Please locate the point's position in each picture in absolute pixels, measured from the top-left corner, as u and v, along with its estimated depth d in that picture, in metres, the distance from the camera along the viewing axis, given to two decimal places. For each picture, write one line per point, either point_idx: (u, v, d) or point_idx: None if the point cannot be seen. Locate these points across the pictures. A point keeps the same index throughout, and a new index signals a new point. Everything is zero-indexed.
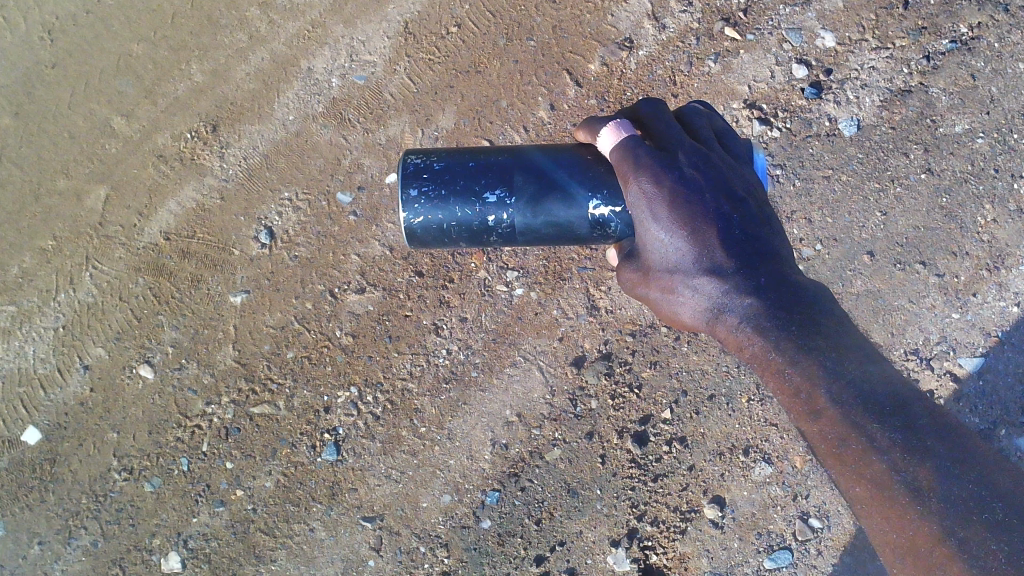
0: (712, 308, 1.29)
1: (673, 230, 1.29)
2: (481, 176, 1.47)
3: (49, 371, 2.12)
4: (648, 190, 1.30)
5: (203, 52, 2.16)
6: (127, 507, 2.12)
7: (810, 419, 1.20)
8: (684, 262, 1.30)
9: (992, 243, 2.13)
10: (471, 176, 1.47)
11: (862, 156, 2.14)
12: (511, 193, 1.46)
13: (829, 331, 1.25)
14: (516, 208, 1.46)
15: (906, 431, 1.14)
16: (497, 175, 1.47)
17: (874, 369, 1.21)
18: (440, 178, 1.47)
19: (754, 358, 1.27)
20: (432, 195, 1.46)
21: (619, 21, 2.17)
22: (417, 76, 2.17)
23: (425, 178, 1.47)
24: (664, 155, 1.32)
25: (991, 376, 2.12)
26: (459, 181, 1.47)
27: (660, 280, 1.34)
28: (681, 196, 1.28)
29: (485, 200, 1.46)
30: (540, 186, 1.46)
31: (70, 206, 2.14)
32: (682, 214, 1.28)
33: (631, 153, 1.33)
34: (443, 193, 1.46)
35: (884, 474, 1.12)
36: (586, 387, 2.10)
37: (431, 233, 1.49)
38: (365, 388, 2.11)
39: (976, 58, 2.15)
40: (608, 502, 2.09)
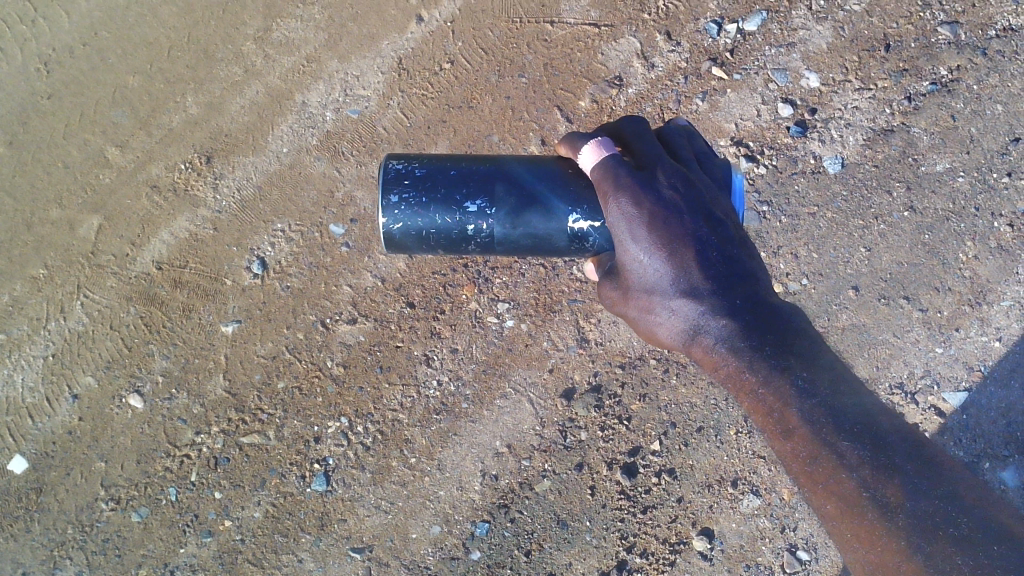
0: (688, 327, 1.33)
1: (651, 250, 1.33)
2: (462, 185, 1.50)
3: (36, 400, 2.12)
4: (627, 211, 1.34)
5: (199, 85, 2.19)
6: (114, 537, 2.10)
7: (783, 437, 1.22)
8: (661, 281, 1.33)
9: (974, 279, 2.17)
10: (452, 185, 1.50)
11: (846, 193, 2.18)
12: (492, 203, 1.48)
13: (803, 352, 1.28)
14: (494, 218, 1.48)
15: (875, 448, 1.16)
16: (478, 185, 1.49)
17: (845, 388, 1.24)
18: (421, 184, 1.49)
19: (728, 377, 1.30)
20: (413, 202, 1.48)
21: (609, 60, 2.22)
22: (410, 111, 2.20)
23: (406, 184, 1.50)
24: (644, 177, 1.36)
25: (974, 410, 2.16)
26: (440, 189, 1.49)
27: (639, 300, 1.37)
28: (659, 216, 1.32)
29: (465, 209, 1.48)
30: (520, 197, 1.48)
31: (63, 235, 2.15)
32: (661, 234, 1.32)
33: (611, 172, 1.37)
34: (424, 200, 1.48)
35: (854, 491, 1.13)
36: (575, 418, 2.11)
37: (410, 238, 1.52)
38: (355, 418, 2.12)
39: (956, 100, 2.21)
40: (597, 534, 2.10)
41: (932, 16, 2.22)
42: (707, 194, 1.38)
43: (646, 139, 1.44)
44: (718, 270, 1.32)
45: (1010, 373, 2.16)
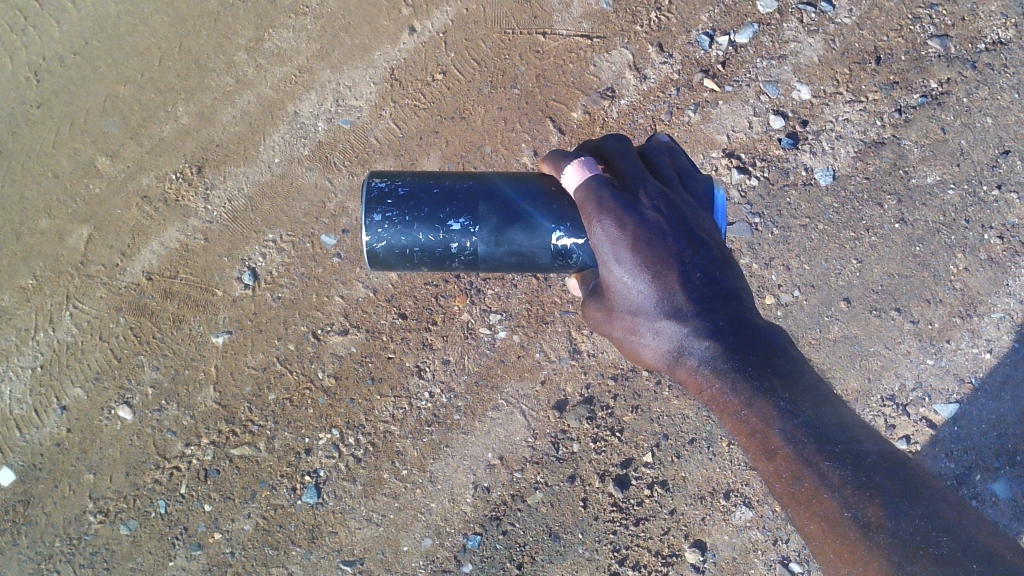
0: (673, 350, 1.33)
1: (635, 273, 1.32)
2: (446, 203, 1.49)
3: (24, 411, 2.10)
4: (612, 234, 1.33)
5: (190, 94, 2.18)
6: (102, 550, 2.08)
7: (766, 458, 1.23)
8: (646, 304, 1.32)
9: (964, 291, 2.18)
10: (435, 203, 1.49)
11: (838, 205, 2.19)
12: (475, 221, 1.48)
13: (786, 372, 1.29)
14: (477, 236, 1.48)
15: (855, 469, 1.19)
16: (461, 204, 1.49)
17: (824, 407, 1.26)
18: (405, 203, 1.49)
19: (713, 400, 1.31)
20: (396, 221, 1.48)
21: (601, 71, 2.22)
22: (403, 121, 2.20)
23: (389, 203, 1.49)
24: (627, 198, 1.34)
25: (965, 422, 2.16)
26: (424, 208, 1.49)
27: (624, 321, 1.36)
28: (643, 239, 1.31)
29: (449, 227, 1.48)
30: (504, 215, 1.48)
31: (52, 245, 2.13)
32: (645, 257, 1.31)
33: (594, 194, 1.35)
34: (407, 219, 1.48)
35: (836, 512, 1.16)
36: (568, 430, 2.11)
37: (393, 257, 1.51)
38: (347, 430, 2.11)
39: (946, 112, 2.22)
40: (589, 546, 2.09)
41: (922, 30, 2.24)
42: (690, 213, 1.37)
43: (628, 158, 1.43)
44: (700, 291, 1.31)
45: (1001, 385, 2.17)
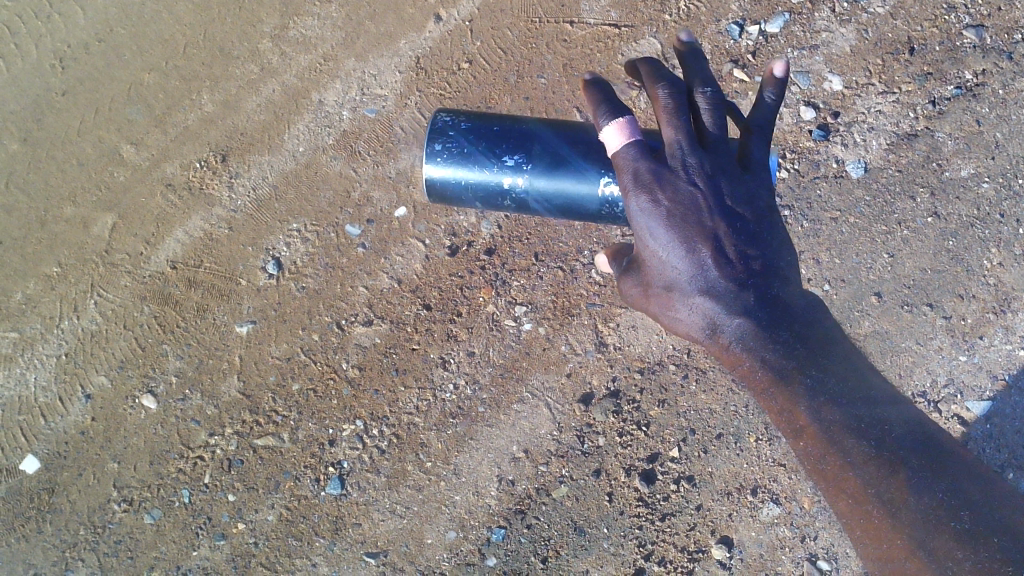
0: (707, 325, 1.40)
1: (670, 247, 1.38)
2: (504, 141, 1.59)
3: (49, 399, 2.10)
4: (647, 208, 1.38)
5: (215, 83, 2.16)
6: (126, 539, 2.08)
7: (795, 437, 1.34)
8: (680, 279, 1.39)
9: (998, 286, 2.14)
10: (494, 140, 1.59)
11: (870, 198, 2.15)
12: (528, 161, 1.57)
13: (817, 351, 1.39)
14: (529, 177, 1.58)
15: (877, 445, 1.30)
16: (518, 143, 1.58)
17: (853, 386, 1.37)
18: (466, 136, 1.59)
19: (747, 374, 1.39)
20: (457, 151, 1.58)
21: (629, 61, 2.19)
22: (428, 111, 2.17)
23: (452, 135, 1.60)
24: (664, 170, 1.39)
25: (998, 419, 2.11)
26: (482, 143, 1.59)
27: (659, 295, 1.43)
28: (678, 214, 1.37)
29: (502, 163, 1.58)
30: (556, 159, 1.57)
31: (78, 233, 2.13)
32: (679, 233, 1.37)
33: (633, 166, 1.40)
34: (465, 151, 1.58)
35: (861, 488, 1.27)
36: (593, 424, 2.09)
37: (449, 185, 1.62)
38: (371, 421, 2.10)
39: (981, 104, 2.18)
40: (614, 541, 2.07)
41: (957, 20, 2.20)
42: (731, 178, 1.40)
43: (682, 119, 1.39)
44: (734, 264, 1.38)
45: None
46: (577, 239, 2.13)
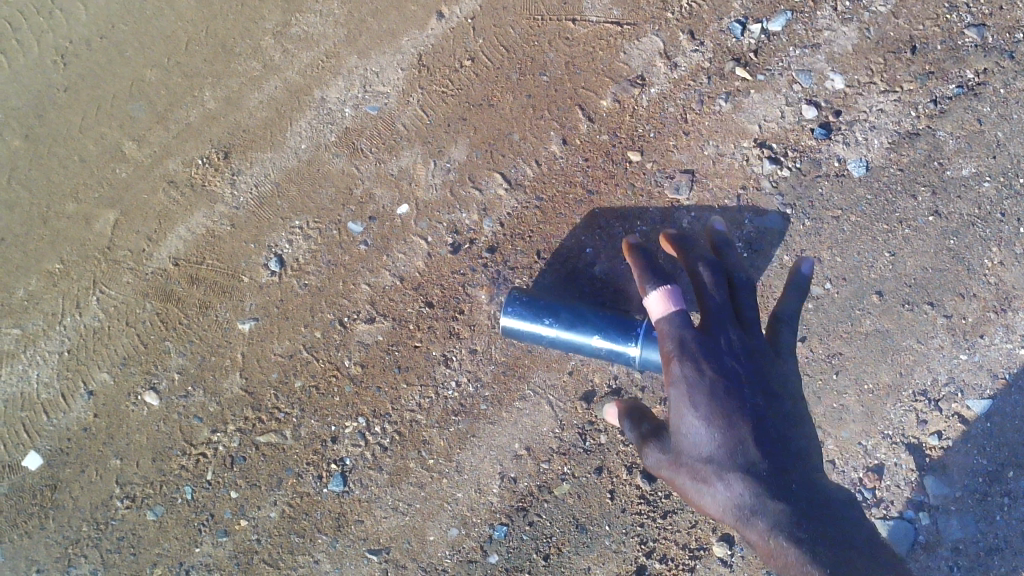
0: (739, 504, 1.46)
1: (708, 422, 1.53)
2: (569, 309, 1.93)
3: (52, 396, 2.10)
4: (689, 375, 1.57)
5: (217, 80, 2.16)
6: (129, 535, 2.08)
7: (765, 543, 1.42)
8: (717, 455, 1.51)
9: (999, 285, 2.14)
10: (561, 307, 1.93)
11: (871, 197, 2.16)
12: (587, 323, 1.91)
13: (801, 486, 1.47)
14: (584, 331, 1.90)
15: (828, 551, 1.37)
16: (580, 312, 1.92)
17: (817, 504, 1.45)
18: (538, 303, 1.93)
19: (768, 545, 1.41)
20: (522, 310, 1.92)
21: (631, 59, 2.19)
22: (430, 108, 2.17)
23: (527, 299, 1.94)
24: (707, 349, 1.60)
25: (998, 418, 2.12)
26: (551, 307, 1.93)
27: (696, 473, 1.53)
28: (719, 388, 1.54)
29: (564, 323, 1.91)
30: (609, 323, 1.90)
31: (80, 230, 2.13)
32: (719, 406, 1.53)
33: (678, 332, 1.64)
34: (535, 310, 1.92)
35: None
36: (595, 421, 2.10)
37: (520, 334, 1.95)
38: (373, 419, 2.10)
39: (983, 103, 2.18)
40: (616, 539, 2.09)
41: (959, 19, 2.20)
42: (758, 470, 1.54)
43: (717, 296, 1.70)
44: (746, 473, 1.47)
45: None
46: (580, 237, 2.15)
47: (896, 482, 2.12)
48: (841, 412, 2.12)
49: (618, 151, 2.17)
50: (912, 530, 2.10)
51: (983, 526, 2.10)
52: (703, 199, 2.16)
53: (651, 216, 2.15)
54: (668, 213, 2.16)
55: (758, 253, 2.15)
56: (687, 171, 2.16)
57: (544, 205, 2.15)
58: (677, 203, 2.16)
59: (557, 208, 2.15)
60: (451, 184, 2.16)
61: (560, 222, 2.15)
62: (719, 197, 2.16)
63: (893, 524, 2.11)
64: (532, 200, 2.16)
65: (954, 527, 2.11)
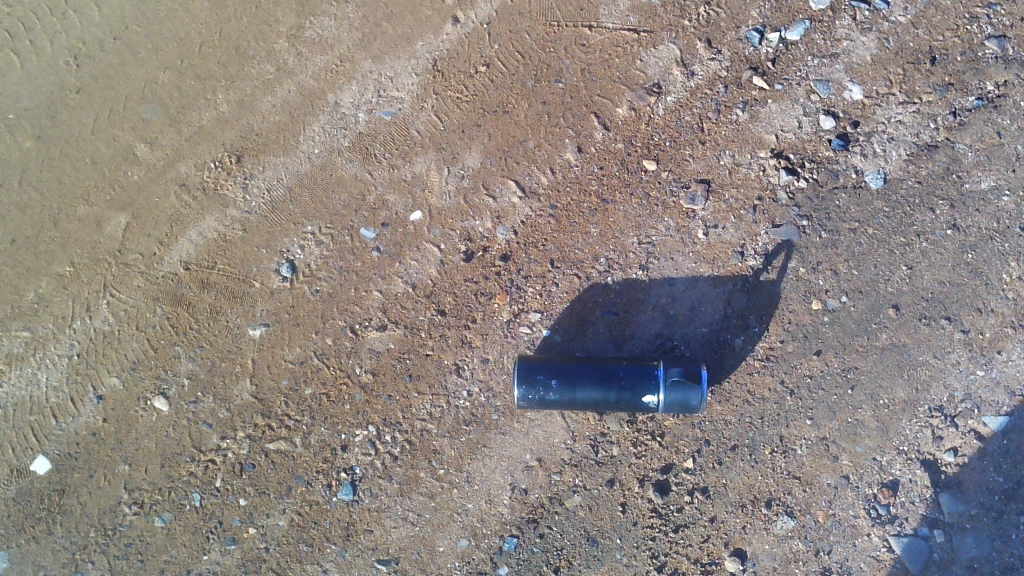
0: None
1: None
2: (582, 370, 1.94)
3: (61, 400, 2.09)
4: None
5: (230, 82, 2.15)
6: (136, 542, 2.07)
7: None
8: None
9: (1017, 300, 2.11)
10: (572, 368, 1.94)
11: (889, 209, 2.13)
12: (605, 379, 1.93)
13: None
14: (606, 398, 1.93)
15: None
16: (595, 369, 1.94)
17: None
18: (550, 370, 1.94)
19: None
20: (538, 381, 1.92)
21: (648, 66, 2.17)
22: (444, 114, 2.15)
23: (537, 368, 1.94)
24: None
25: (1015, 435, 2.09)
26: (563, 370, 1.94)
27: None
28: None
29: (583, 384, 1.93)
30: (626, 375, 1.93)
31: (91, 232, 2.12)
32: None
33: None
34: (551, 376, 1.93)
35: None
36: (607, 433, 2.08)
37: (540, 403, 1.94)
38: (383, 427, 2.09)
39: (1002, 116, 2.16)
40: (627, 552, 2.07)
41: (979, 30, 2.18)
42: None
43: None
44: None
45: None
46: (594, 246, 2.12)
47: (911, 498, 2.08)
48: (855, 427, 2.09)
49: (634, 160, 2.14)
50: (927, 548, 2.05)
51: (999, 543, 2.07)
52: (719, 208, 2.13)
53: (666, 226, 2.13)
54: (683, 223, 2.13)
55: (773, 265, 2.12)
56: (703, 180, 2.14)
57: (558, 214, 2.13)
58: (692, 213, 2.13)
59: (571, 217, 2.13)
60: (464, 191, 2.14)
61: (574, 230, 2.13)
62: (735, 207, 2.13)
63: (907, 540, 2.06)
64: (546, 208, 2.13)
65: (969, 545, 2.07)
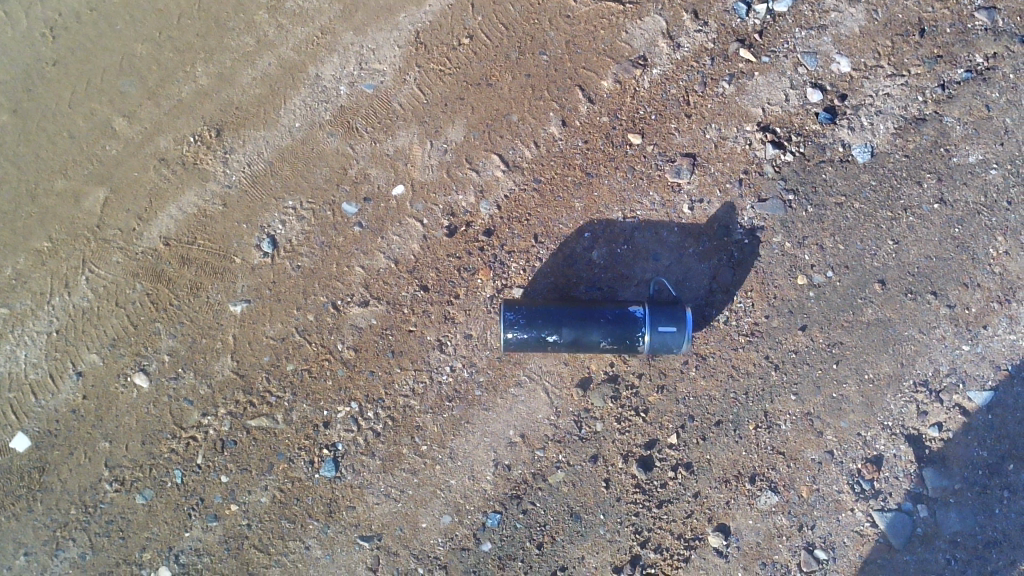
0: None
1: None
2: (566, 310, 1.92)
3: (40, 376, 2.07)
4: None
5: (209, 55, 2.11)
6: (118, 519, 2.06)
7: None
8: None
9: (1003, 275, 2.10)
10: (557, 308, 1.92)
11: (875, 183, 2.12)
12: (590, 318, 1.91)
13: None
14: (592, 337, 1.90)
15: None
16: (579, 309, 1.92)
17: None
18: (536, 310, 1.91)
19: None
20: (523, 321, 1.89)
21: (633, 39, 2.14)
22: (427, 87, 2.12)
23: (522, 308, 1.91)
24: None
25: (1000, 410, 2.09)
26: (548, 310, 1.91)
27: None
28: None
29: (568, 324, 1.90)
30: (611, 314, 1.91)
31: (68, 207, 2.09)
32: None
33: None
34: (536, 317, 1.90)
35: None
36: (591, 409, 2.07)
37: (524, 344, 1.91)
38: (366, 403, 2.08)
39: (991, 88, 2.13)
40: (610, 528, 2.07)
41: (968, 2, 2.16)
42: None
43: None
44: None
45: None
46: (578, 221, 2.10)
47: (895, 473, 2.07)
48: (840, 402, 2.08)
49: (619, 134, 2.12)
50: (911, 523, 2.06)
51: (982, 518, 2.07)
52: (705, 183, 2.11)
53: (651, 201, 2.11)
54: (668, 197, 2.11)
55: (759, 240, 2.10)
56: (688, 154, 2.11)
57: (542, 188, 2.11)
58: (677, 187, 2.11)
59: (556, 190, 2.11)
60: (447, 165, 2.11)
61: (558, 205, 2.11)
62: (720, 181, 2.11)
63: (891, 516, 2.06)
64: (530, 182, 2.11)
65: (952, 519, 2.07)
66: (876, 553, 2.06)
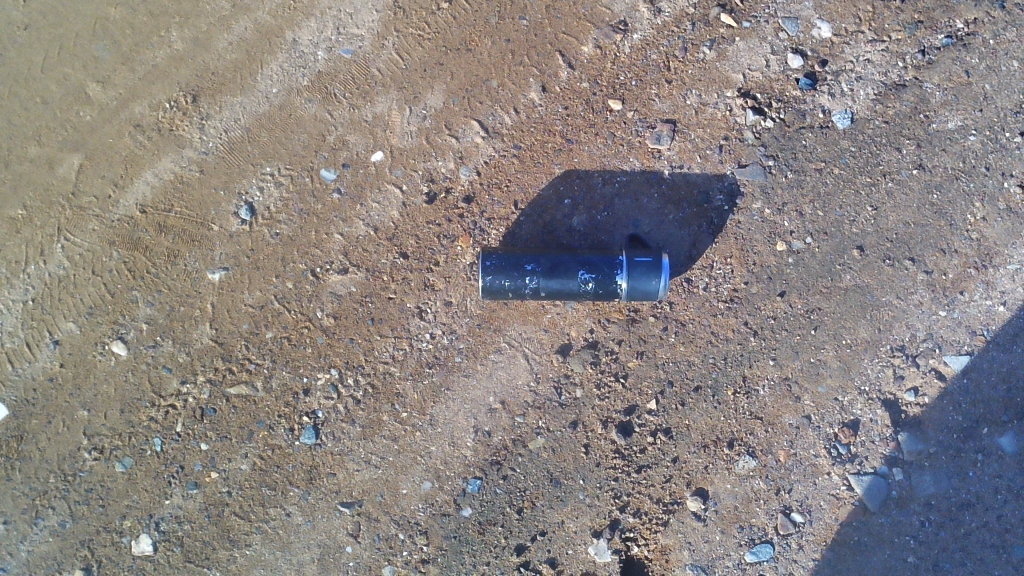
0: None
1: None
2: (544, 257, 1.92)
3: (17, 345, 2.06)
4: None
5: (184, 20, 2.08)
6: (97, 487, 2.06)
7: None
8: None
9: (981, 241, 2.11)
10: (535, 256, 1.92)
11: (855, 149, 2.12)
12: (568, 266, 1.90)
13: None
14: (570, 284, 1.90)
15: None
16: (557, 257, 1.92)
17: None
18: (513, 257, 1.91)
19: None
20: (500, 267, 1.89)
21: (614, 3, 2.12)
22: (406, 52, 2.10)
23: (499, 255, 1.91)
24: None
25: (975, 375, 2.10)
26: (525, 258, 1.91)
27: None
28: None
29: (544, 271, 1.90)
30: (589, 262, 1.90)
31: (43, 174, 2.06)
32: None
33: None
34: (513, 263, 1.90)
35: None
36: (571, 375, 2.08)
37: (501, 290, 1.91)
38: (346, 370, 2.07)
39: (971, 54, 2.12)
40: (590, 493, 2.08)
41: None
42: None
43: None
44: None
45: (1012, 339, 2.11)
46: (558, 187, 2.10)
47: (871, 438, 2.10)
48: (818, 367, 2.10)
49: (599, 99, 2.10)
50: (886, 486, 2.08)
51: (956, 481, 2.09)
52: (685, 149, 2.11)
53: (631, 167, 2.10)
54: (648, 164, 2.11)
55: (739, 206, 2.11)
56: (669, 120, 2.11)
57: (522, 154, 2.10)
58: (657, 153, 2.11)
59: (535, 157, 2.10)
60: (427, 131, 2.10)
61: (538, 171, 2.10)
62: (700, 147, 2.11)
63: (868, 480, 2.09)
64: (510, 149, 2.10)
65: (927, 483, 2.09)
66: (852, 516, 2.09)
